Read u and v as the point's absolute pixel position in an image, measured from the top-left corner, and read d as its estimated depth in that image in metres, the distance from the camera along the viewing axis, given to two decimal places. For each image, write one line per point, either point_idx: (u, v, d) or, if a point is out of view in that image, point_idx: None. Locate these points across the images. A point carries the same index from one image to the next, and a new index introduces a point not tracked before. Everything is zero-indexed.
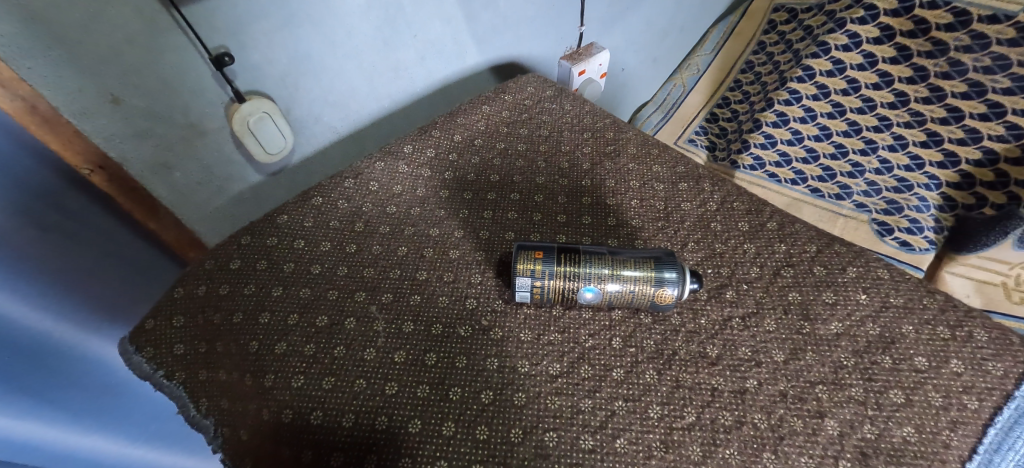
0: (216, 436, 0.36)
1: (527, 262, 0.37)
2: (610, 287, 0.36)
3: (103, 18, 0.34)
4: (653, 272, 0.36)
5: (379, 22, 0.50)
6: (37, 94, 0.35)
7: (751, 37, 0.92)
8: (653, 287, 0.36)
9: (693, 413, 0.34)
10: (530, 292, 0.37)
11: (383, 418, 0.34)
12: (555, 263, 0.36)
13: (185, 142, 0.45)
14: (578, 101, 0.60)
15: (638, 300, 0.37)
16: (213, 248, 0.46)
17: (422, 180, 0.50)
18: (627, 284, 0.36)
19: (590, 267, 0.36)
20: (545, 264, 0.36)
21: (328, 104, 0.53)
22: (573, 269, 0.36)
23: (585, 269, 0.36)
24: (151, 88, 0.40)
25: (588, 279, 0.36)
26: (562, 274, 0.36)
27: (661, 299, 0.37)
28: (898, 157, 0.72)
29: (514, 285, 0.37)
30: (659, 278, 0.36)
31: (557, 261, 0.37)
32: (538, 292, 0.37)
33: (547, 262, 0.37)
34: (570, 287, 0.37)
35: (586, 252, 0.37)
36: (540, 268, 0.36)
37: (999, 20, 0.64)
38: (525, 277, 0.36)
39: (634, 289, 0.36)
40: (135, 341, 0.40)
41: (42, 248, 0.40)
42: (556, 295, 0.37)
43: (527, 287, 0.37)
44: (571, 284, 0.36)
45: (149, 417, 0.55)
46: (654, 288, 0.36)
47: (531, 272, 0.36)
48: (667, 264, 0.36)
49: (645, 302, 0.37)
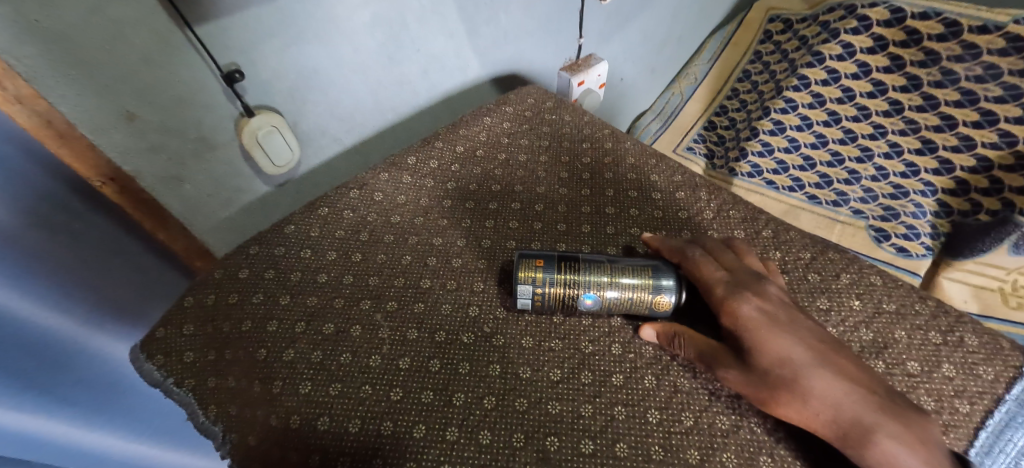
0: (224, 443, 0.37)
1: (529, 270, 0.37)
2: (609, 294, 0.37)
3: (120, 39, 0.36)
4: (652, 279, 0.37)
5: (384, 38, 0.51)
6: (54, 109, 0.36)
7: (747, 46, 0.95)
8: (652, 293, 0.37)
9: (690, 418, 0.35)
10: (531, 301, 0.38)
11: (389, 423, 0.35)
12: (554, 271, 0.37)
13: (196, 156, 0.46)
14: (577, 112, 0.61)
15: (636, 307, 0.38)
16: (221, 258, 0.47)
17: (425, 190, 0.52)
18: (626, 291, 0.37)
19: (589, 274, 0.37)
20: (545, 273, 0.37)
21: (335, 117, 0.54)
22: (574, 277, 0.37)
23: (584, 276, 0.37)
24: (165, 105, 0.41)
25: (586, 289, 0.37)
26: (562, 282, 0.37)
27: (659, 305, 0.37)
28: (893, 164, 0.73)
29: (515, 291, 0.38)
30: (656, 285, 0.37)
31: (556, 269, 0.38)
32: (538, 301, 0.38)
33: (547, 270, 0.38)
34: (570, 294, 0.37)
35: (585, 257, 0.39)
36: (540, 277, 0.37)
37: (989, 30, 0.67)
38: (527, 285, 0.37)
39: (633, 296, 0.37)
40: (146, 349, 0.42)
41: (54, 253, 0.41)
42: (556, 304, 0.38)
43: (528, 295, 0.38)
44: (572, 291, 0.37)
45: (157, 416, 0.57)
46: (652, 295, 0.37)
47: (533, 280, 0.37)
48: (664, 270, 0.38)
49: (642, 309, 0.38)
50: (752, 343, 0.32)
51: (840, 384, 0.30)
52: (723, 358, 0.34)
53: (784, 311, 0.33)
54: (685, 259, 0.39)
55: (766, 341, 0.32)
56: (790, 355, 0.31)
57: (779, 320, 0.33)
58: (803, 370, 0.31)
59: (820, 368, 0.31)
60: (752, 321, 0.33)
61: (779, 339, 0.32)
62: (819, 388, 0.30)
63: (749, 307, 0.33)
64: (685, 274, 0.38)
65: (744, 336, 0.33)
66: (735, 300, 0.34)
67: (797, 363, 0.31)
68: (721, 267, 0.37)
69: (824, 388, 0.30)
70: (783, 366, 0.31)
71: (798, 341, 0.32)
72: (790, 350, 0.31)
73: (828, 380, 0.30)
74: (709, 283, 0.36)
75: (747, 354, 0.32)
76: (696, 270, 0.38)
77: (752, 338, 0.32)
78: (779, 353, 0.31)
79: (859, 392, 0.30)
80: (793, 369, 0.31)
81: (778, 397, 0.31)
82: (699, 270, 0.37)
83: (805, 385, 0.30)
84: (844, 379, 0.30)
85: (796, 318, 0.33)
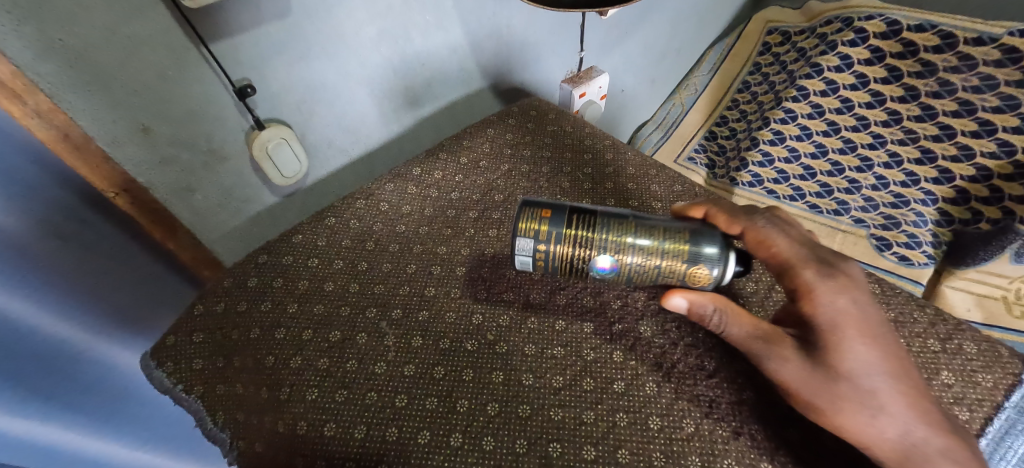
0: (234, 449, 0.38)
1: (534, 222, 0.35)
2: (631, 258, 0.35)
3: (138, 56, 0.37)
4: (688, 247, 0.35)
5: (390, 53, 0.53)
6: (71, 123, 0.37)
7: (746, 58, 0.97)
8: (688, 263, 0.35)
9: (691, 424, 0.35)
10: (532, 259, 0.36)
11: (393, 430, 0.36)
12: (563, 225, 0.35)
13: (208, 167, 0.47)
14: (578, 123, 0.62)
15: (666, 276, 0.36)
16: (230, 267, 0.48)
17: (429, 201, 0.53)
18: (653, 258, 0.35)
19: (608, 232, 0.35)
20: (551, 226, 0.35)
21: (342, 129, 0.56)
22: (588, 234, 0.35)
23: (602, 233, 0.35)
24: (178, 118, 0.42)
25: (603, 249, 0.35)
26: (572, 238, 0.35)
27: (696, 278, 0.35)
28: (893, 174, 0.74)
29: (513, 246, 0.35)
30: (693, 254, 0.35)
31: (566, 223, 0.35)
32: (540, 259, 0.36)
33: (553, 223, 0.35)
34: (580, 254, 0.35)
35: (602, 212, 0.36)
36: (545, 230, 0.35)
37: (984, 42, 0.67)
38: (528, 239, 0.35)
39: (661, 263, 0.35)
40: (156, 356, 0.43)
41: (62, 260, 0.42)
42: (563, 265, 0.36)
43: (529, 252, 0.35)
44: (582, 251, 0.35)
45: (163, 423, 0.58)
46: (688, 265, 0.35)
47: (535, 234, 0.35)
48: (704, 236, 0.35)
49: (674, 279, 0.36)
50: (836, 343, 0.30)
51: (904, 400, 0.30)
52: (787, 351, 0.32)
53: (873, 315, 0.32)
54: (763, 232, 0.36)
55: (852, 344, 0.30)
56: (866, 371, 0.30)
57: (865, 332, 0.31)
58: (877, 380, 0.30)
59: (893, 384, 0.30)
60: (841, 318, 0.31)
61: (859, 355, 0.30)
62: (887, 402, 0.30)
63: (838, 302, 0.32)
64: (728, 243, 0.35)
65: (828, 333, 0.31)
66: (824, 290, 0.32)
67: (874, 374, 0.30)
68: (807, 248, 0.35)
69: (890, 402, 0.30)
70: (858, 383, 0.30)
71: (881, 349, 0.31)
72: (868, 366, 0.30)
73: (898, 394, 0.30)
74: (795, 264, 0.34)
75: (823, 353, 0.31)
76: (776, 248, 0.35)
77: (838, 338, 0.31)
78: (860, 361, 0.30)
79: (920, 409, 0.30)
80: (868, 379, 0.30)
81: (841, 403, 0.30)
82: (779, 249, 0.35)
83: (876, 396, 0.30)
84: (911, 395, 0.30)
85: (883, 325, 0.32)
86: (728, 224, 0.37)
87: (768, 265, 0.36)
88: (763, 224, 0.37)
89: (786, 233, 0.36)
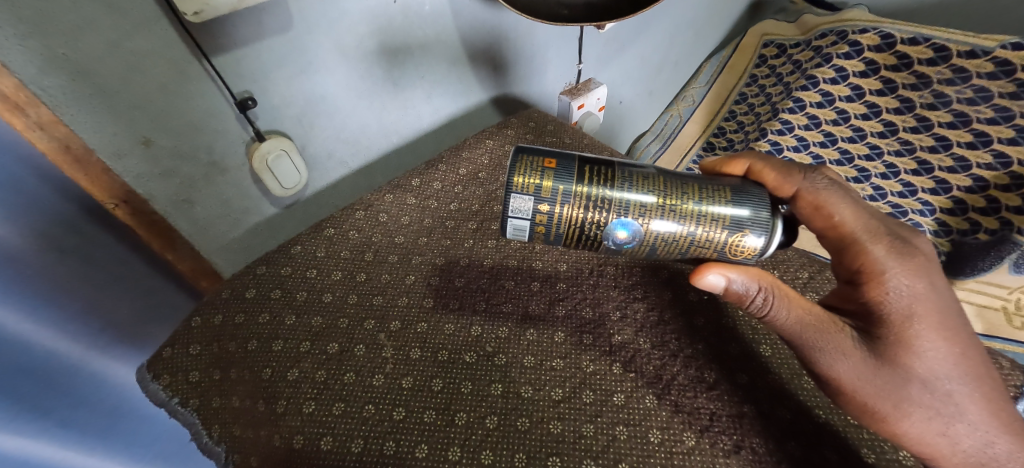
0: (229, 463, 0.38)
1: (533, 178, 0.34)
2: (669, 224, 0.35)
3: (140, 69, 0.37)
4: (730, 213, 0.35)
5: (393, 65, 0.53)
6: (72, 135, 0.38)
7: (743, 70, 0.98)
8: (729, 231, 0.35)
9: (692, 438, 0.35)
10: (530, 223, 0.35)
11: (391, 443, 0.35)
12: (571, 182, 0.34)
13: (208, 179, 0.48)
14: (577, 134, 0.63)
15: (703, 245, 0.35)
16: (229, 278, 0.48)
17: (429, 211, 0.53)
18: (692, 224, 0.34)
19: (630, 191, 0.34)
20: (555, 182, 0.34)
21: (343, 141, 0.56)
22: (605, 193, 0.34)
23: (622, 193, 0.34)
24: (179, 130, 0.43)
25: (625, 211, 0.34)
26: (583, 196, 0.34)
27: (737, 250, 0.35)
28: (891, 184, 0.73)
29: (508, 207, 0.35)
30: (735, 221, 0.35)
31: (575, 178, 0.34)
32: (539, 219, 0.35)
33: (558, 178, 0.34)
34: (603, 218, 0.34)
35: (617, 169, 0.35)
36: (548, 186, 0.34)
37: (977, 54, 0.70)
38: (529, 197, 0.34)
39: (700, 231, 0.35)
40: (153, 368, 0.43)
41: (60, 272, 0.43)
42: (568, 228, 0.35)
43: (528, 213, 0.35)
44: (607, 214, 0.34)
45: (159, 439, 0.57)
46: (730, 235, 0.35)
47: (537, 192, 0.34)
48: (745, 203, 0.35)
49: (709, 250, 0.36)
50: (908, 338, 0.31)
51: (976, 415, 0.31)
52: (846, 346, 0.32)
53: (950, 309, 0.32)
54: (822, 195, 0.37)
55: (926, 342, 0.31)
56: (938, 369, 0.31)
57: (944, 326, 0.31)
58: (950, 381, 0.31)
59: (965, 383, 0.31)
60: (914, 310, 0.32)
61: (934, 353, 0.31)
62: (961, 406, 0.31)
63: (911, 294, 0.32)
64: (775, 210, 0.35)
65: (901, 327, 0.31)
66: (895, 277, 0.32)
67: (948, 375, 0.31)
68: (872, 220, 0.35)
69: (964, 404, 0.31)
70: (931, 383, 0.31)
71: (953, 345, 0.31)
72: (941, 364, 0.31)
73: (967, 395, 0.31)
74: (862, 240, 0.34)
75: (894, 349, 0.31)
76: (838, 216, 0.36)
77: (910, 333, 0.31)
78: (932, 360, 0.31)
79: (991, 415, 0.31)
80: (940, 381, 0.31)
81: (910, 405, 0.31)
82: (842, 217, 0.36)
83: (950, 401, 0.31)
84: (982, 395, 0.32)
85: (957, 316, 0.32)
86: (778, 183, 0.38)
87: (829, 235, 0.36)
88: (823, 188, 0.37)
89: (848, 199, 0.36)
